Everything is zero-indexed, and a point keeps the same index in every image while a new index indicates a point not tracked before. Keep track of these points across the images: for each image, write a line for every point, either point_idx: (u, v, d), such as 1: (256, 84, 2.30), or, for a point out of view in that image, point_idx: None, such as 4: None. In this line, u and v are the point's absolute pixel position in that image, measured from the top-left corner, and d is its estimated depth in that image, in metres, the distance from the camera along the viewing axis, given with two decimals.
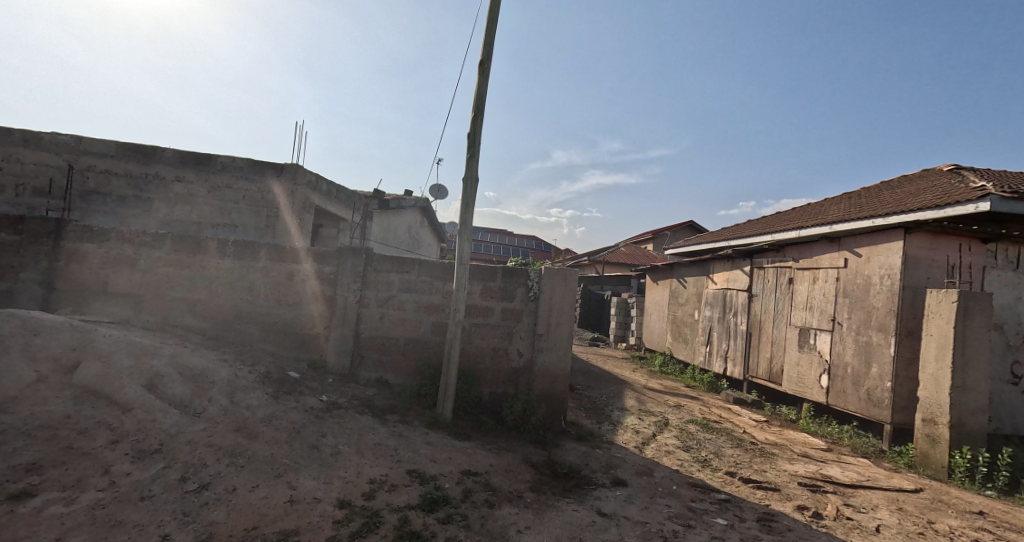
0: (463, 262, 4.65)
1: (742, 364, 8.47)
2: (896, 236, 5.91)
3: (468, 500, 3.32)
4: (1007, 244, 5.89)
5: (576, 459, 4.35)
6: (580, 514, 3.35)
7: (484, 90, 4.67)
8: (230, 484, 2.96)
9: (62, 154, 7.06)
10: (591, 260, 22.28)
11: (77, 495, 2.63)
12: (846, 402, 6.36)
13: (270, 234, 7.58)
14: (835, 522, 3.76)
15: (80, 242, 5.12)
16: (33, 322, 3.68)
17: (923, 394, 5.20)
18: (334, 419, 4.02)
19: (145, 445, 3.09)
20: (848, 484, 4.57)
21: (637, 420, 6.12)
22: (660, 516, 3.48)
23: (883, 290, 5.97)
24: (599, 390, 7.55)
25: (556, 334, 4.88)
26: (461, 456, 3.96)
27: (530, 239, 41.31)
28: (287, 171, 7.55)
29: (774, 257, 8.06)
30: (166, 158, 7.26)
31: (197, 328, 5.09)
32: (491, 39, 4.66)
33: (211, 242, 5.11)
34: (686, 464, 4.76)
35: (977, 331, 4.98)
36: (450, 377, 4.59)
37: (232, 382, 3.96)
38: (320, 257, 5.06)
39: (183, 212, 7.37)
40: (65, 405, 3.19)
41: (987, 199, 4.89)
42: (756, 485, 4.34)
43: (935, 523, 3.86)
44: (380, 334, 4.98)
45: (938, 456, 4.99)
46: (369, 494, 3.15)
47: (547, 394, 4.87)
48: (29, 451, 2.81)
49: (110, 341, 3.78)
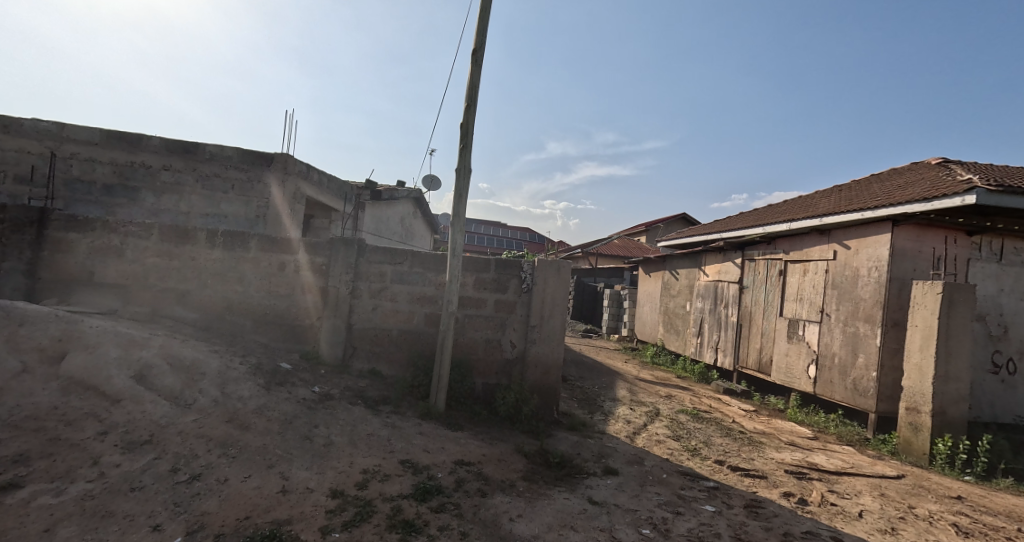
0: (456, 253, 4.65)
1: (733, 355, 8.56)
2: (884, 229, 5.97)
3: (461, 489, 3.35)
4: (991, 236, 5.97)
5: (568, 449, 4.40)
6: (572, 502, 3.40)
7: (477, 79, 4.64)
8: (222, 474, 2.98)
9: (45, 141, 6.97)
10: (584, 252, 22.34)
11: (66, 486, 2.64)
12: (833, 392, 6.46)
13: (261, 225, 7.53)
14: (820, 507, 3.83)
15: (66, 232, 5.08)
16: (19, 314, 3.65)
17: (907, 383, 5.30)
18: (326, 410, 4.04)
19: (135, 436, 3.09)
20: (833, 471, 4.65)
21: (628, 410, 6.18)
22: (649, 504, 3.53)
23: (871, 282, 6.05)
24: (591, 380, 7.62)
25: (549, 325, 4.91)
26: (453, 446, 3.99)
27: (524, 231, 41.27)
28: (278, 161, 7.50)
29: (765, 249, 8.13)
30: (153, 147, 7.19)
31: (187, 319, 5.07)
32: (483, 28, 4.63)
33: (200, 232, 5.08)
34: (676, 453, 4.83)
35: (961, 322, 5.06)
36: (443, 368, 4.60)
37: (223, 374, 3.96)
38: (312, 248, 5.05)
39: (172, 202, 7.31)
40: (52, 397, 3.19)
41: (972, 192, 4.95)
42: (744, 473, 4.42)
43: (915, 508, 3.95)
44: (373, 325, 4.99)
45: (920, 444, 5.09)
46: (362, 483, 3.18)
47: (539, 384, 4.92)
48: (17, 443, 2.81)
49: (97, 333, 3.76)
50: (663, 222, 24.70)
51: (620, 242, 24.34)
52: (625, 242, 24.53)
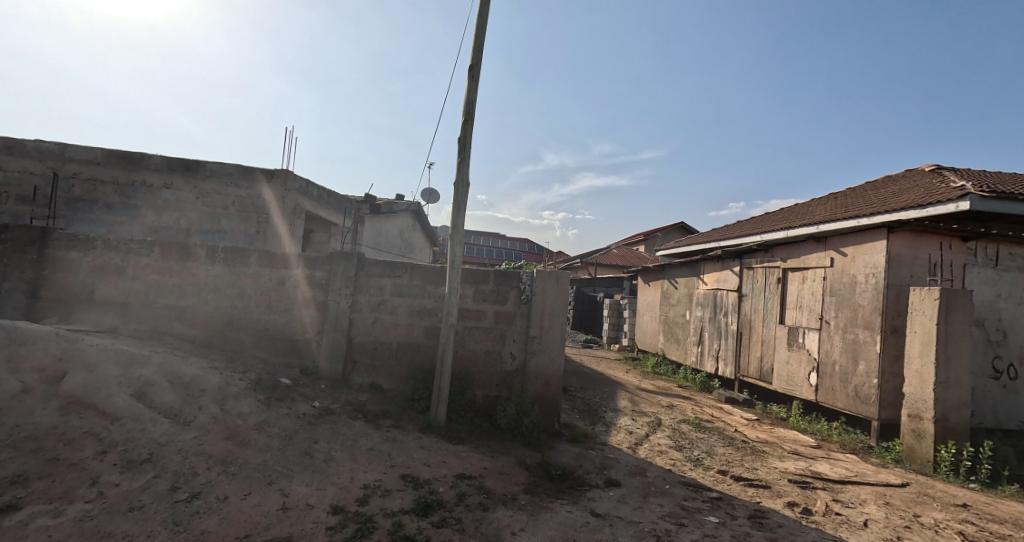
0: (456, 265, 4.66)
1: (734, 363, 8.54)
2: (879, 235, 6.00)
3: (462, 503, 3.33)
4: (987, 241, 5.99)
5: (570, 461, 4.38)
6: (574, 515, 3.37)
7: (475, 92, 4.68)
8: (221, 492, 2.96)
9: (46, 161, 7.02)
10: (584, 262, 22.42)
11: (65, 506, 2.62)
12: (835, 400, 6.44)
13: (261, 240, 7.56)
14: (824, 517, 3.80)
15: (67, 250, 5.10)
16: (19, 333, 3.65)
17: (909, 390, 5.28)
18: (327, 425, 4.02)
19: (134, 455, 3.08)
20: (837, 480, 4.62)
21: (630, 420, 6.15)
22: (652, 516, 3.51)
23: (868, 289, 6.06)
24: (593, 391, 7.59)
25: (548, 336, 4.91)
26: (455, 459, 3.97)
27: (523, 242, 41.32)
28: (278, 176, 7.55)
29: (762, 257, 8.15)
30: (154, 165, 7.24)
31: (187, 336, 5.07)
32: (480, 45, 4.69)
33: (200, 248, 5.10)
34: (678, 463, 4.80)
35: (959, 327, 5.06)
36: (443, 381, 4.58)
37: (223, 390, 3.95)
38: (311, 262, 5.06)
39: (171, 219, 7.33)
40: (51, 416, 3.17)
41: (966, 198, 4.98)
42: (748, 483, 4.38)
43: (921, 516, 3.91)
44: (372, 339, 4.99)
45: (923, 451, 5.07)
46: (363, 499, 3.16)
47: (540, 396, 4.90)
48: (16, 463, 2.80)
49: (97, 351, 3.75)
50: (662, 232, 24.79)
51: (619, 253, 24.40)
52: (624, 252, 24.58)
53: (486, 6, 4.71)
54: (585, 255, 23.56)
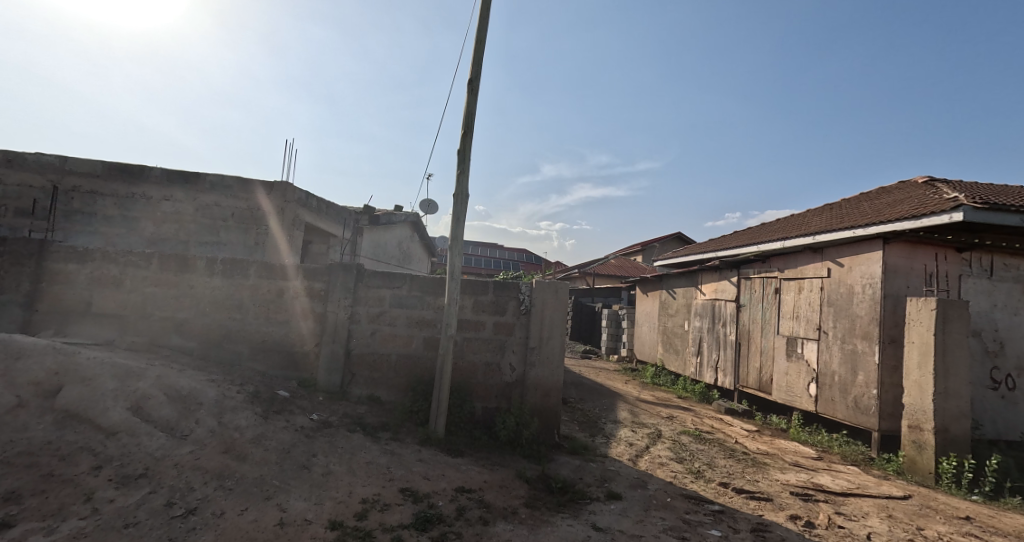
0: (455, 275, 4.67)
1: (733, 374, 8.51)
2: (876, 246, 6.02)
3: (462, 517, 3.29)
4: (981, 252, 6.03)
5: (570, 474, 4.34)
6: (575, 529, 3.34)
7: (474, 103, 4.71)
8: (217, 508, 2.92)
9: (47, 175, 7.01)
10: (581, 272, 22.54)
11: (58, 524, 2.58)
12: (835, 410, 6.42)
13: (260, 252, 7.56)
14: (827, 531, 3.78)
15: (66, 263, 5.08)
16: (15, 347, 3.62)
17: (908, 400, 5.27)
18: (325, 438, 4.00)
19: (129, 470, 3.04)
20: (839, 492, 4.59)
21: (630, 431, 6.12)
22: (654, 529, 3.47)
23: (866, 299, 6.07)
24: (592, 402, 7.56)
25: (547, 347, 4.90)
26: (454, 472, 3.94)
27: (521, 252, 41.43)
28: (277, 187, 7.59)
29: (760, 267, 8.16)
30: (154, 177, 7.26)
31: (185, 349, 5.04)
32: (480, 59, 4.72)
33: (200, 260, 5.09)
34: (680, 475, 4.77)
35: (956, 338, 5.07)
36: (442, 395, 4.55)
37: (221, 403, 3.92)
38: (310, 274, 5.06)
39: (171, 231, 7.33)
40: (46, 431, 3.14)
41: (960, 209, 4.98)
42: (749, 496, 4.35)
43: (924, 529, 3.89)
44: (371, 350, 4.97)
45: (925, 462, 5.05)
46: (360, 514, 3.12)
47: (539, 408, 4.87)
48: (9, 480, 2.76)
49: (93, 364, 3.72)
50: (659, 242, 25.01)
51: (616, 263, 24.42)
52: (621, 262, 24.64)
53: (485, 21, 4.76)
54: (582, 266, 23.68)
